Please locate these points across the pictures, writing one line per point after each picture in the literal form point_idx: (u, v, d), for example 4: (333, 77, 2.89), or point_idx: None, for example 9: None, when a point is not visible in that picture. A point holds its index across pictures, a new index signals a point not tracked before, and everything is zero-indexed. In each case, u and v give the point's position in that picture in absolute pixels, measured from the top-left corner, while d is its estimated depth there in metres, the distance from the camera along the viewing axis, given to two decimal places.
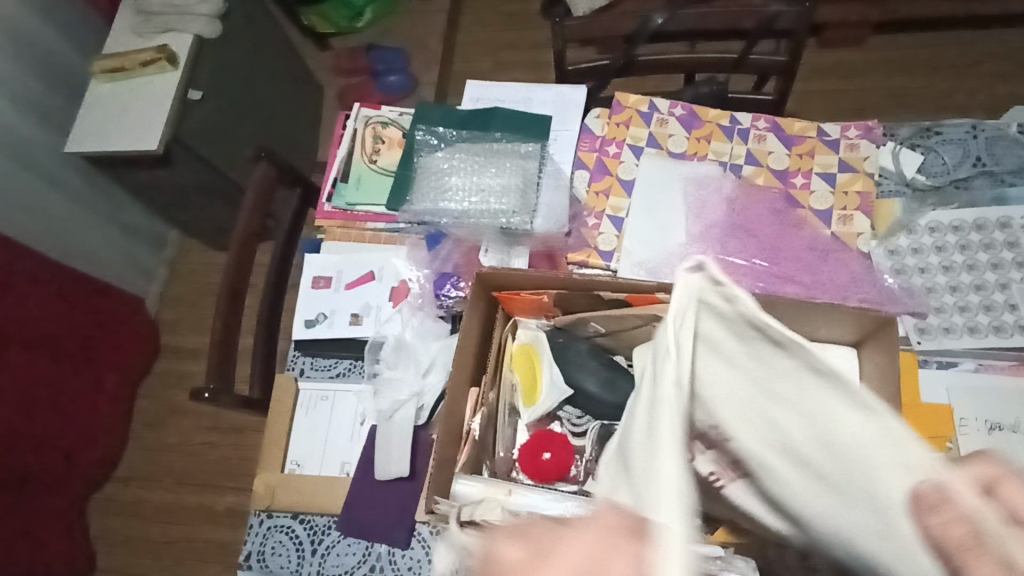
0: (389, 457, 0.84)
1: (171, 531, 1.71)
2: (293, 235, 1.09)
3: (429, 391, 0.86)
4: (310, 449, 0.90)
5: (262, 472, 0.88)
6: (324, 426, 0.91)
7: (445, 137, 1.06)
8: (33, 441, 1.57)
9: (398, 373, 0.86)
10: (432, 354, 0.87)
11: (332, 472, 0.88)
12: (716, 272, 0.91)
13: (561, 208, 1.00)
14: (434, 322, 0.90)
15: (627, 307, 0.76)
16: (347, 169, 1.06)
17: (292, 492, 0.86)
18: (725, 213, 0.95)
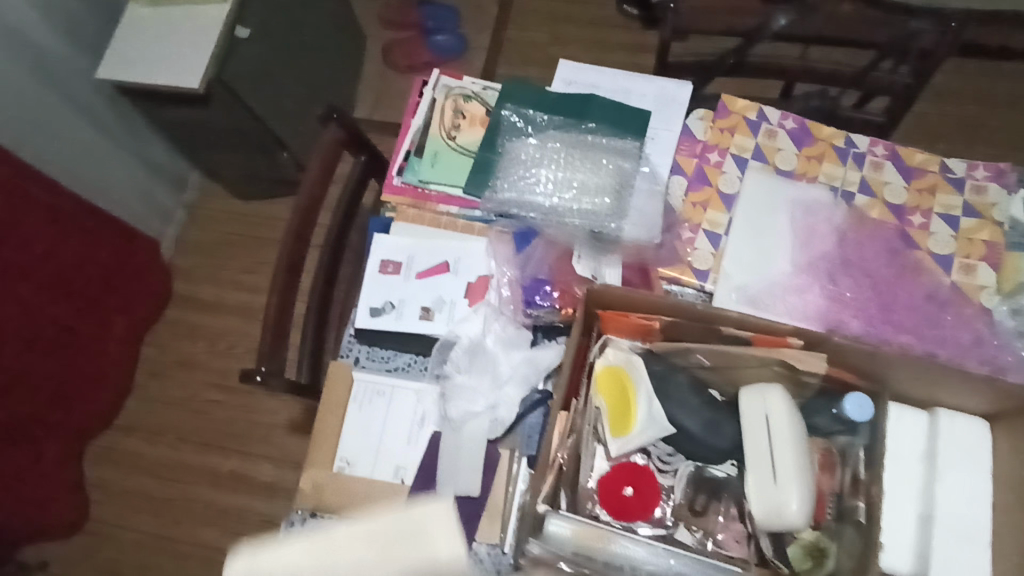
0: (453, 470, 0.77)
1: (169, 489, 1.64)
2: (353, 208, 1.00)
3: (504, 403, 0.78)
4: (362, 447, 0.82)
5: (309, 469, 0.81)
6: (378, 425, 0.83)
7: (534, 120, 0.96)
8: (38, 379, 1.47)
9: (471, 380, 0.80)
10: (513, 365, 0.79)
11: (384, 476, 0.80)
12: (823, 310, 0.84)
13: (655, 215, 0.91)
14: (517, 327, 0.82)
15: (748, 346, 0.69)
16: (422, 142, 0.97)
17: (343, 494, 0.80)
18: (836, 246, 0.88)
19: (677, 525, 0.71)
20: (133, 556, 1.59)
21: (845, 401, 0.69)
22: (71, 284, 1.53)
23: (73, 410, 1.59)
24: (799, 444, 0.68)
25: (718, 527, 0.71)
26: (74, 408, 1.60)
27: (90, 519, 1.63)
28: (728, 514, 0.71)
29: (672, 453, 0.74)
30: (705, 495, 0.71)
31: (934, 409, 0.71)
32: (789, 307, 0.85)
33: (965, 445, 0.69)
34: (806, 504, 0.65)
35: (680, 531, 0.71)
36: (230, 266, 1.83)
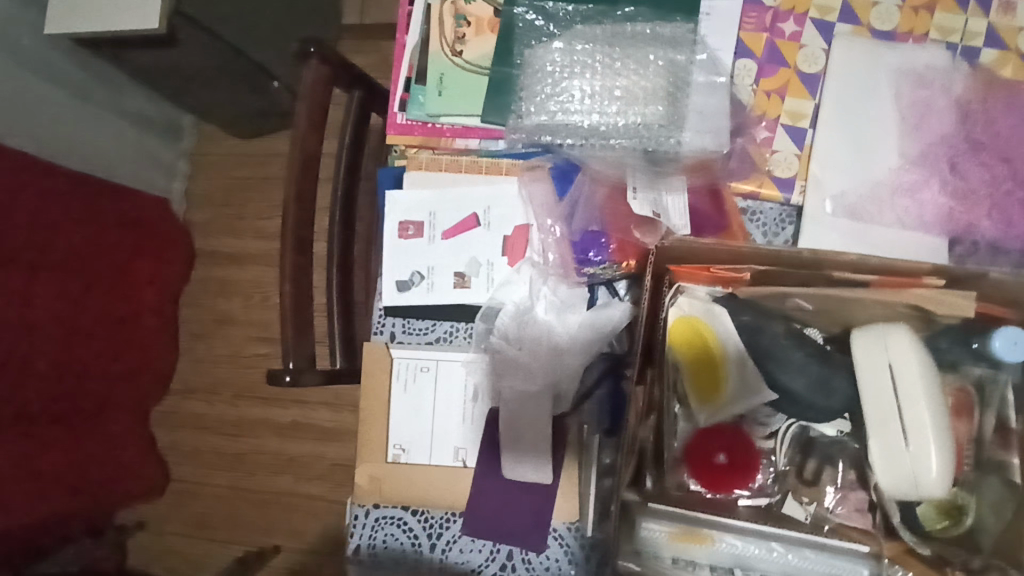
0: (518, 448, 0.69)
1: (239, 444, 1.65)
2: (357, 157, 0.86)
3: (565, 376, 0.70)
4: (416, 429, 0.73)
5: (361, 464, 0.72)
6: (428, 407, 0.73)
7: (557, 16, 0.76)
8: (96, 374, 1.41)
9: (524, 354, 0.70)
10: (571, 332, 0.70)
11: (444, 460, 0.72)
12: (943, 211, 0.68)
13: (720, 115, 0.73)
14: (570, 287, 0.71)
15: (869, 290, 0.55)
16: (423, 64, 0.80)
17: (403, 485, 0.71)
18: (956, 125, 0.69)
19: (786, 496, 0.62)
20: (221, 508, 1.64)
21: (994, 339, 0.56)
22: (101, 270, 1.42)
23: (134, 384, 1.57)
24: (935, 399, 0.55)
25: (835, 496, 0.61)
26: (135, 381, 1.57)
27: (173, 480, 1.68)
28: (843, 481, 0.62)
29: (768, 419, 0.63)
30: (815, 461, 0.62)
31: None
32: (899, 212, 0.69)
33: None
34: (948, 473, 0.54)
35: (788, 503, 0.62)
36: (248, 214, 1.71)
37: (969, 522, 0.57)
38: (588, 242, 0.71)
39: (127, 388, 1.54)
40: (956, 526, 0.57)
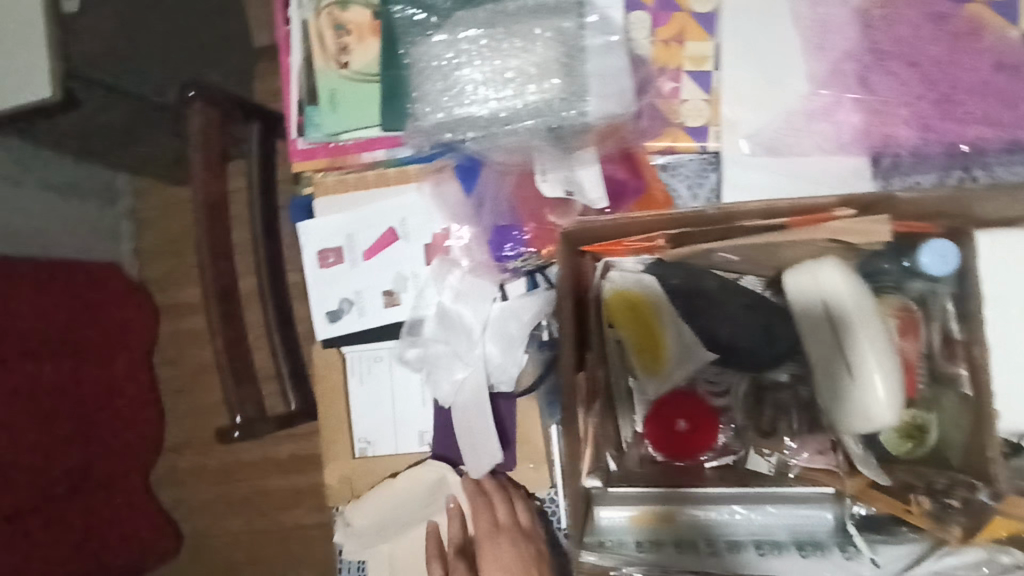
0: (485, 443, 0.68)
1: (241, 489, 1.45)
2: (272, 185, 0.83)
3: (496, 368, 0.69)
4: (378, 423, 0.75)
5: (329, 464, 0.75)
6: (386, 397, 0.75)
7: (437, 5, 0.73)
8: (95, 456, 1.17)
9: (448, 347, 0.70)
10: (494, 322, 0.69)
11: (410, 446, 0.74)
12: (860, 129, 0.65)
13: (621, 74, 0.69)
14: (491, 282, 0.70)
15: (784, 233, 0.52)
16: (312, 83, 0.76)
17: (374, 475, 0.74)
18: (860, 36, 0.66)
19: (750, 453, 0.61)
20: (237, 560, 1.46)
21: (919, 252, 0.54)
22: (64, 342, 1.14)
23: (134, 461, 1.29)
24: (873, 327, 0.53)
25: (793, 444, 0.59)
26: (124, 464, 1.27)
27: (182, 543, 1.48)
28: (802, 426, 0.59)
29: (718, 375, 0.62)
30: (769, 413, 0.60)
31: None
32: (817, 139, 0.66)
33: None
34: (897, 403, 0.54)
35: (752, 458, 0.61)
36: None
37: (932, 437, 0.57)
38: (501, 233, 0.69)
39: (135, 456, 1.30)
40: (920, 446, 0.58)
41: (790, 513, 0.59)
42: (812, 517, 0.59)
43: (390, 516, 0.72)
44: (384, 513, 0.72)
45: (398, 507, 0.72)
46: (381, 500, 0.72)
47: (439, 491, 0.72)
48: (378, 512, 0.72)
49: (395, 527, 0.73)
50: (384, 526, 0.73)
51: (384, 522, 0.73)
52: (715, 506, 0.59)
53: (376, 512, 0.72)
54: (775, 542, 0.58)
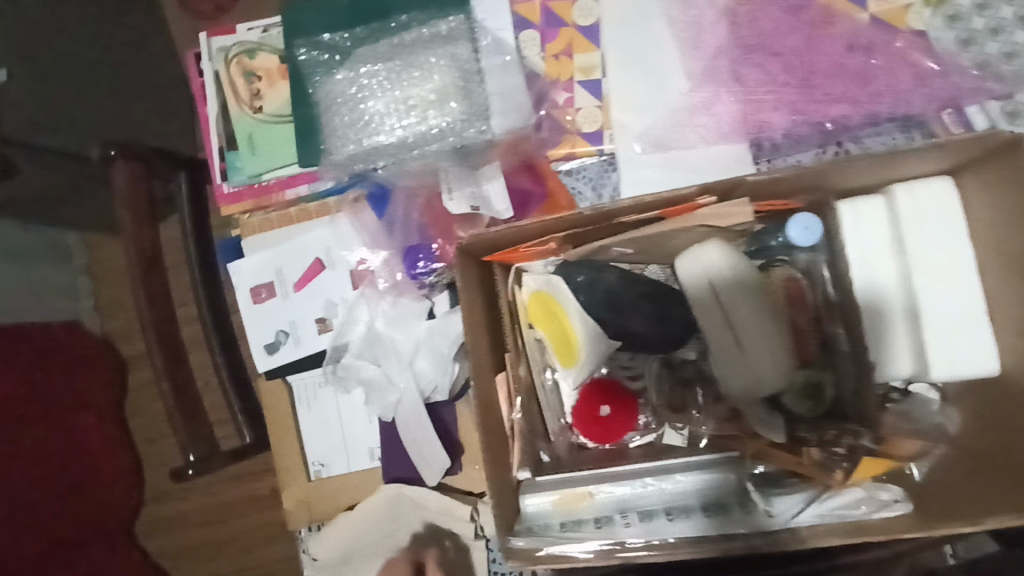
0: (424, 447, 0.72)
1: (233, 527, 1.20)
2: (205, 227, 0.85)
3: (429, 382, 0.72)
4: (329, 445, 0.77)
5: (286, 488, 0.77)
6: (334, 420, 0.77)
7: (337, 45, 0.76)
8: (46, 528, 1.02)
9: (379, 370, 0.73)
10: (421, 337, 0.72)
11: (362, 464, 0.77)
12: (737, 118, 0.70)
13: (517, 91, 0.74)
14: (412, 299, 0.73)
15: (661, 224, 0.57)
16: (229, 129, 0.80)
17: (329, 497, 0.76)
18: (728, 32, 0.71)
19: (663, 429, 0.66)
20: None
21: (788, 226, 0.59)
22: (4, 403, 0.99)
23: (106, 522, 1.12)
24: (753, 299, 0.59)
25: (700, 416, 0.64)
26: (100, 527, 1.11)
27: None
28: (706, 400, 0.64)
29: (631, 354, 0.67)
30: (679, 390, 0.66)
31: (888, 188, 0.60)
32: (701, 132, 0.71)
33: (937, 212, 0.58)
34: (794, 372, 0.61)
35: (668, 434, 0.66)
36: None
37: (829, 395, 0.61)
38: (410, 254, 0.73)
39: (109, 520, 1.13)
40: (820, 404, 0.61)
41: (695, 478, 0.56)
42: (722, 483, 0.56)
43: (356, 543, 0.74)
44: (348, 542, 0.74)
45: (360, 532, 0.74)
46: (342, 528, 0.74)
47: (400, 510, 0.74)
48: (343, 543, 0.74)
49: (363, 554, 0.74)
50: (351, 555, 0.74)
51: (350, 551, 0.74)
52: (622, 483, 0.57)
53: (338, 541, 0.74)
54: (686, 508, 0.55)
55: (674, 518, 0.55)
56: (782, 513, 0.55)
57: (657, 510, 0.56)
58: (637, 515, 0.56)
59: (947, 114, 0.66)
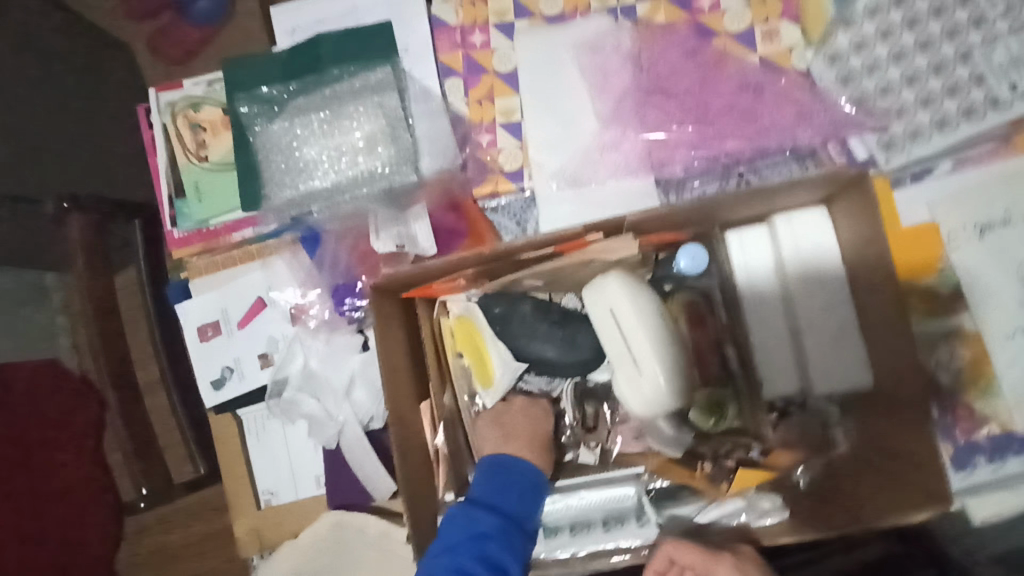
0: (367, 472, 0.76)
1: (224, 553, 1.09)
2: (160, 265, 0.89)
3: (366, 412, 0.76)
4: (278, 475, 0.80)
5: (239, 518, 0.80)
6: (281, 451, 0.80)
7: (275, 98, 0.82)
8: None
9: (319, 405, 0.77)
10: (356, 369, 0.76)
11: (310, 490, 0.80)
12: (644, 154, 0.76)
13: (445, 135, 0.80)
14: (346, 334, 0.78)
15: (557, 259, 0.63)
16: (177, 178, 0.85)
17: (280, 523, 0.80)
18: (633, 75, 0.77)
19: (577, 448, 0.70)
20: None
21: (678, 256, 0.65)
22: None
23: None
24: (648, 324, 0.63)
25: (612, 433, 0.69)
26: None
27: None
28: (616, 417, 0.69)
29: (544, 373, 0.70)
30: (594, 409, 0.70)
31: (770, 218, 0.65)
32: (611, 168, 0.76)
33: (812, 239, 0.64)
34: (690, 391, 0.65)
35: (583, 453, 0.70)
36: None
37: (731, 412, 0.66)
38: (338, 292, 0.78)
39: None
40: (722, 419, 0.65)
41: (598, 495, 0.65)
42: (619, 498, 0.64)
43: (303, 563, 0.78)
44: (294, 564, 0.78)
45: (306, 554, 0.78)
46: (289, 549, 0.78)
47: (344, 532, 0.77)
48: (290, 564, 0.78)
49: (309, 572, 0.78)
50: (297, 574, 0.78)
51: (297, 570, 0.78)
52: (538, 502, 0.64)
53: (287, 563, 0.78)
54: (588, 523, 0.64)
55: (576, 533, 0.63)
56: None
57: (562, 526, 0.64)
58: (544, 530, 0.64)
59: (831, 146, 0.73)
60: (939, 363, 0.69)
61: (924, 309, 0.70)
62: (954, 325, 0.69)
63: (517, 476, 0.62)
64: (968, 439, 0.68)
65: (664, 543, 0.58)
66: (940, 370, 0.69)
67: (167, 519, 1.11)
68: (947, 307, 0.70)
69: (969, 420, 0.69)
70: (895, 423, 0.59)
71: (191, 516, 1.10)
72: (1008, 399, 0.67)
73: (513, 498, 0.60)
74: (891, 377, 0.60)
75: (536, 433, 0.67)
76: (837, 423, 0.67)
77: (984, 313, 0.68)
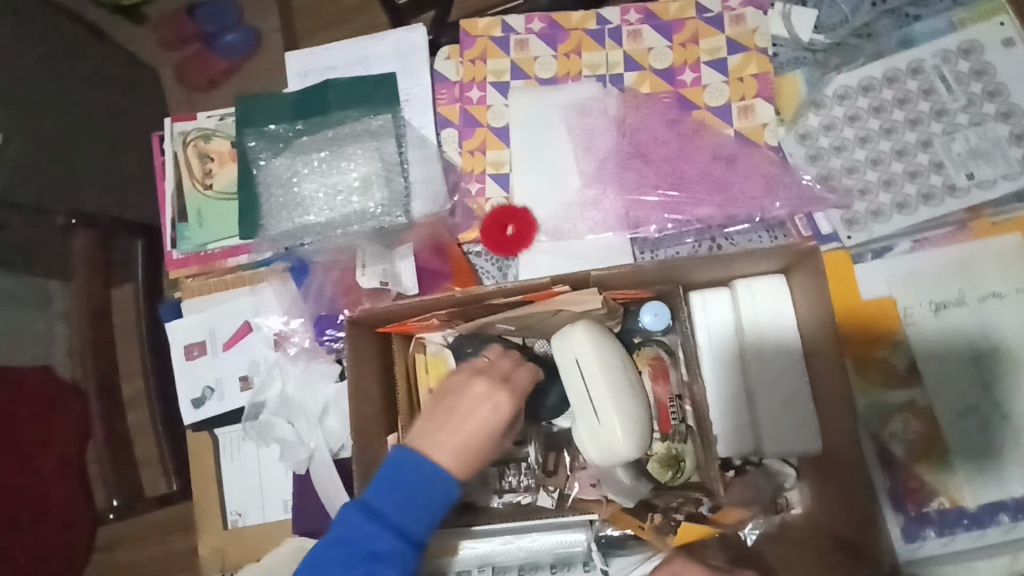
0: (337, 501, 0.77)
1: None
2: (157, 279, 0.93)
3: (336, 438, 0.78)
4: (246, 496, 0.82)
5: (204, 535, 0.82)
6: (252, 472, 0.82)
7: (281, 135, 0.88)
8: None
9: (292, 429, 0.79)
10: (328, 397, 0.79)
11: (276, 514, 0.81)
12: (622, 213, 0.80)
13: (436, 181, 0.85)
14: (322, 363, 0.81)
15: (526, 306, 0.66)
16: (182, 204, 0.90)
17: (243, 545, 0.81)
18: (616, 138, 0.83)
19: (537, 492, 0.71)
20: None
21: (642, 312, 0.69)
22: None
23: None
24: (611, 375, 0.66)
25: (570, 479, 0.71)
26: None
27: None
28: (576, 463, 0.72)
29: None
30: (555, 454, 0.72)
31: (732, 282, 0.69)
32: (590, 224, 0.81)
33: (772, 304, 0.67)
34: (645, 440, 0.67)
35: (540, 496, 0.71)
36: None
37: (688, 465, 0.68)
38: (320, 322, 0.81)
39: None
40: (680, 473, 0.68)
41: (549, 543, 0.66)
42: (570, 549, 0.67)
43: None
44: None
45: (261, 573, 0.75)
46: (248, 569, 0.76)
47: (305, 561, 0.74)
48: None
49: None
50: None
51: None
52: (487, 545, 0.66)
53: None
54: (536, 566, 0.67)
55: (523, 575, 0.66)
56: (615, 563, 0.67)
57: (511, 566, 0.67)
58: (493, 568, 0.67)
59: (798, 219, 0.76)
60: (892, 436, 0.70)
61: (881, 380, 0.71)
62: (909, 399, 0.71)
63: (428, 481, 0.55)
64: (919, 512, 0.69)
65: (668, 560, 0.57)
66: (894, 442, 0.70)
67: (137, 538, 1.10)
68: (901, 380, 0.71)
69: (920, 494, 0.69)
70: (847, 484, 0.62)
71: (164, 534, 1.11)
72: (958, 474, 0.69)
73: (411, 500, 0.55)
74: (842, 443, 0.62)
75: (465, 429, 0.57)
76: (793, 487, 0.69)
77: (936, 387, 0.70)
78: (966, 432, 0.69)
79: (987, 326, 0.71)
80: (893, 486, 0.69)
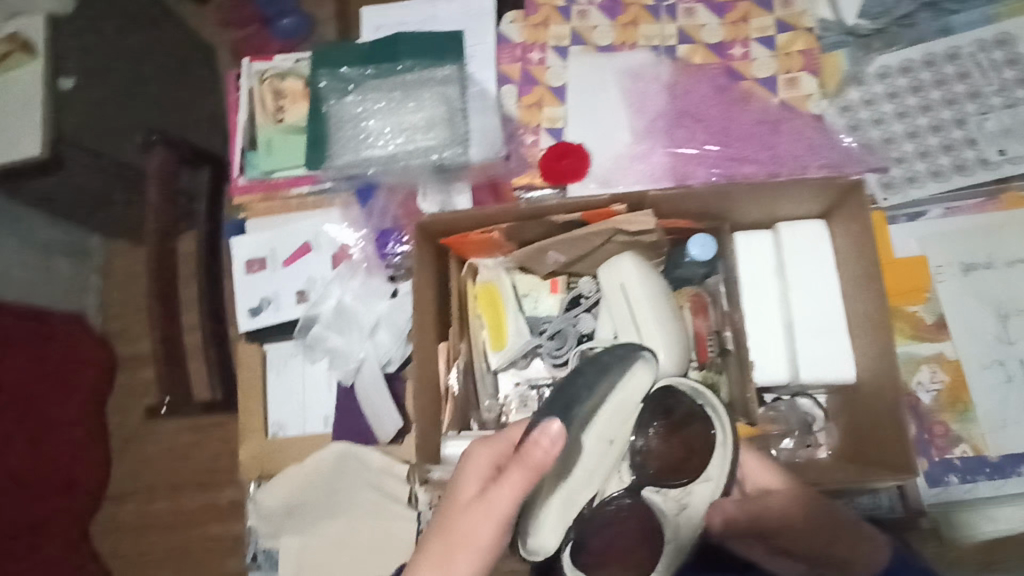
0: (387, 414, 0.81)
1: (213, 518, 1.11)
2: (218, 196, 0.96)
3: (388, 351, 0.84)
4: (290, 409, 0.85)
5: (245, 442, 0.84)
6: (298, 385, 0.86)
7: (353, 77, 0.94)
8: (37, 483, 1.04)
9: (343, 341, 0.85)
10: (379, 314, 0.85)
11: (316, 427, 0.85)
12: (668, 167, 0.85)
13: (494, 129, 0.90)
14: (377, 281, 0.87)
15: (583, 227, 0.70)
16: (252, 134, 0.95)
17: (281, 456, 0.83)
18: (667, 100, 0.88)
19: None
20: None
21: (689, 245, 0.71)
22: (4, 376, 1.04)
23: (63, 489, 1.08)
24: (657, 297, 0.70)
25: None
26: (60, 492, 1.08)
27: None
28: None
29: (555, 335, 0.77)
30: None
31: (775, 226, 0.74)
32: (638, 176, 0.86)
33: (809, 248, 0.72)
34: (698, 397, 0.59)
35: None
36: None
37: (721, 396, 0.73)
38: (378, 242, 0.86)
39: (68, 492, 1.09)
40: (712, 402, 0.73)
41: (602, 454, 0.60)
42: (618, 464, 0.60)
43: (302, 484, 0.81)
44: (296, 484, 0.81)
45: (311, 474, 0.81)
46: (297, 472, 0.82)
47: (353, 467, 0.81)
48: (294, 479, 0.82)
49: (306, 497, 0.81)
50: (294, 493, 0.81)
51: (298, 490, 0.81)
52: None
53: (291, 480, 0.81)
54: None
55: None
56: (691, 501, 0.58)
57: None
58: None
59: None
60: (921, 385, 0.73)
61: (911, 332, 0.75)
62: (937, 351, 0.74)
63: None
64: (943, 459, 0.71)
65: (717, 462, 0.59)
66: (923, 392, 0.73)
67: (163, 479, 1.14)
68: (931, 334, 0.75)
69: (944, 441, 0.72)
70: (876, 416, 0.65)
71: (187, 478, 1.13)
72: (982, 425, 0.72)
73: None
74: (872, 375, 0.66)
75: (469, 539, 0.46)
76: (821, 427, 0.74)
77: (963, 342, 0.74)
78: (990, 385, 0.73)
79: (1012, 288, 0.76)
80: (917, 432, 0.72)
